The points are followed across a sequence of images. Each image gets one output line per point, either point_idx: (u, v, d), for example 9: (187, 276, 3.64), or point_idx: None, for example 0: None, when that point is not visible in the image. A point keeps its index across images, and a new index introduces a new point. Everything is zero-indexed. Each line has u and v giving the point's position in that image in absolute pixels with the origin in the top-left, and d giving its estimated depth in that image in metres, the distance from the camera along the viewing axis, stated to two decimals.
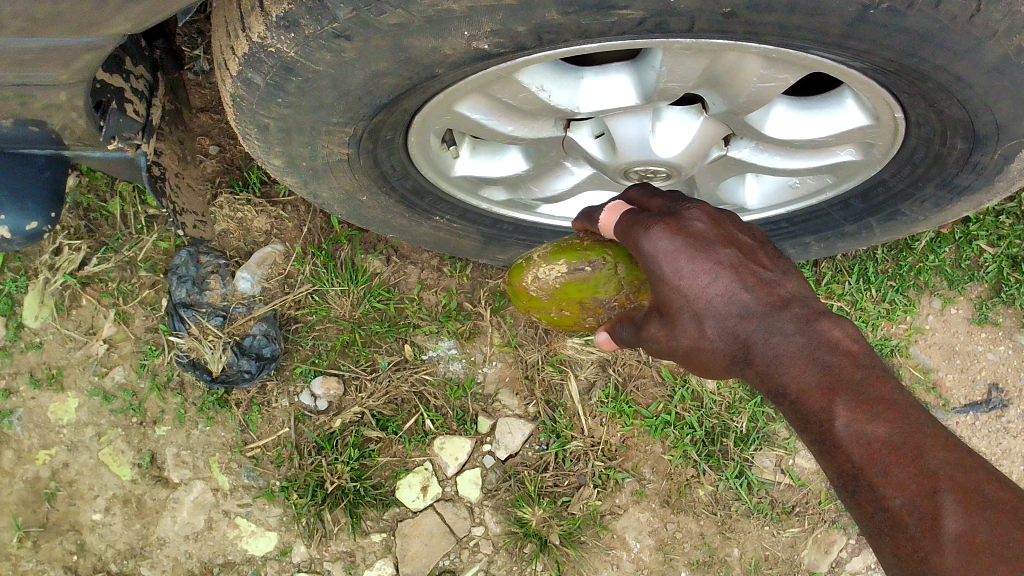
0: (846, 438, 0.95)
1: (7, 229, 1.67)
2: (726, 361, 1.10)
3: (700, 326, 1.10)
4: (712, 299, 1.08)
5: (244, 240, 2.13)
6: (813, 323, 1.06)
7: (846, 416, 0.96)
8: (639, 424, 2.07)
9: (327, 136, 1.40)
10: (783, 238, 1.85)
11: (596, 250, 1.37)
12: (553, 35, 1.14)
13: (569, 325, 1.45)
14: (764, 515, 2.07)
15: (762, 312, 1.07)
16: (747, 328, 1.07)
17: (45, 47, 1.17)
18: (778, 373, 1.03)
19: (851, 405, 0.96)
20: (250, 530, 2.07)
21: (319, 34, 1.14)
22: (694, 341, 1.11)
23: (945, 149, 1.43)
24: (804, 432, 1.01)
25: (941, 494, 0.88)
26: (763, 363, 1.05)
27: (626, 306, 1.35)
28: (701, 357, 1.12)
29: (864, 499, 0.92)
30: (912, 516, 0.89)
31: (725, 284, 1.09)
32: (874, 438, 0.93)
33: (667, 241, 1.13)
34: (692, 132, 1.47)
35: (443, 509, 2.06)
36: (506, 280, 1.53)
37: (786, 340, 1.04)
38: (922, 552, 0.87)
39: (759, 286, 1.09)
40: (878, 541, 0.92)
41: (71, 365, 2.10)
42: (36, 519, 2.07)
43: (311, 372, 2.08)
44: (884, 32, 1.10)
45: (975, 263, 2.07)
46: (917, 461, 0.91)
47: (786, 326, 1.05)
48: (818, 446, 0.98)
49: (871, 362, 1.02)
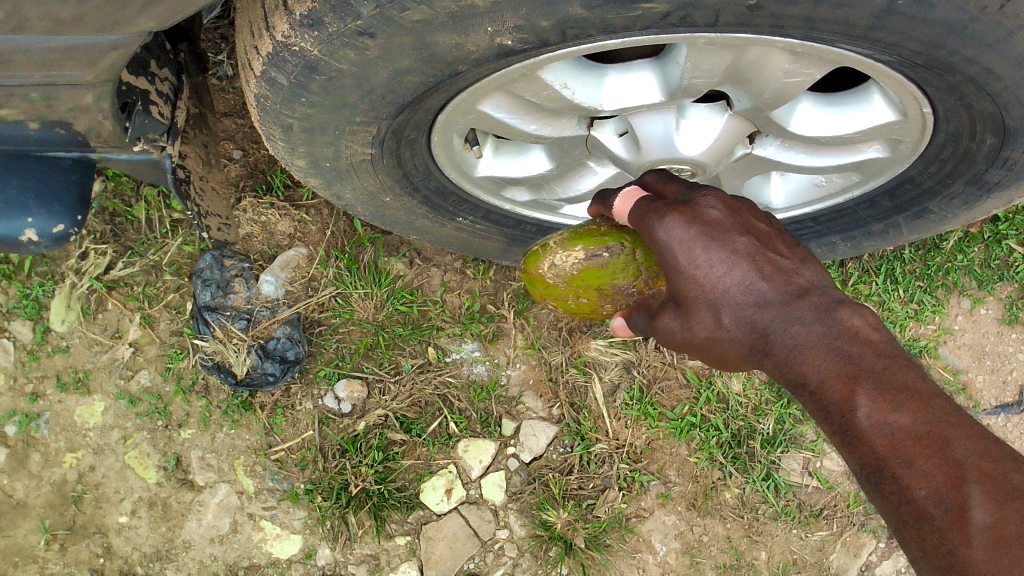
0: (869, 427, 0.93)
1: (34, 231, 1.67)
2: (744, 351, 1.09)
3: (716, 316, 1.09)
4: (729, 288, 1.08)
5: (268, 243, 2.14)
6: (833, 312, 1.05)
7: (868, 407, 0.94)
8: (664, 426, 2.05)
9: (350, 136, 1.40)
10: (808, 238, 1.83)
11: (613, 235, 1.37)
12: (576, 30, 1.13)
13: (585, 312, 1.44)
14: (792, 518, 2.05)
15: (779, 301, 1.06)
16: (765, 318, 1.06)
17: (70, 46, 1.18)
18: (797, 363, 1.02)
19: (873, 394, 0.95)
20: (275, 533, 2.07)
21: (343, 32, 1.14)
22: (711, 331, 1.11)
23: (974, 145, 1.41)
24: (825, 423, 1.00)
25: (968, 485, 0.87)
26: (782, 353, 1.04)
27: (644, 293, 1.36)
28: (719, 348, 1.11)
29: (888, 491, 0.91)
30: (937, 507, 0.87)
31: (741, 274, 1.08)
32: (897, 428, 0.92)
33: (681, 230, 1.12)
34: (716, 129, 1.46)
35: (467, 512, 2.06)
36: (521, 268, 1.50)
37: (805, 330, 1.04)
38: (948, 544, 0.86)
39: (776, 275, 1.08)
40: (904, 532, 0.91)
41: (97, 368, 2.11)
42: (63, 522, 2.09)
43: (335, 375, 2.08)
44: (912, 24, 1.09)
45: (1005, 262, 2.04)
46: (942, 452, 0.89)
47: (804, 315, 1.05)
48: (840, 436, 0.97)
49: (893, 350, 1.00)
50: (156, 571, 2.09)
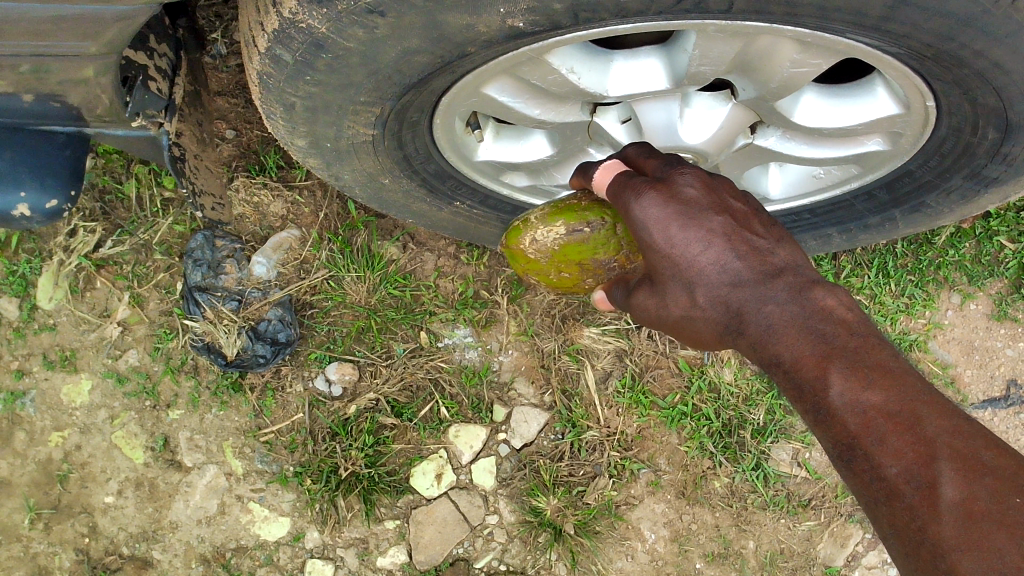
0: (841, 406, 0.92)
1: (27, 206, 1.66)
2: (717, 330, 1.09)
3: (691, 295, 1.10)
4: (704, 266, 1.08)
5: (260, 224, 2.12)
6: (807, 292, 1.04)
7: (840, 385, 0.93)
8: (655, 414, 2.06)
9: (353, 116, 1.39)
10: (804, 229, 1.84)
11: (594, 210, 1.36)
12: (589, 13, 1.13)
13: (567, 286, 1.44)
14: (780, 508, 2.06)
15: (753, 280, 1.06)
16: (739, 297, 1.06)
17: (73, 15, 1.16)
18: (770, 343, 1.01)
19: (846, 372, 0.93)
20: (263, 516, 2.06)
21: (353, 9, 1.13)
22: (686, 309, 1.12)
23: (975, 139, 1.42)
24: (798, 402, 0.98)
25: (938, 462, 0.84)
26: (755, 333, 1.04)
27: (625, 267, 1.35)
28: (693, 326, 1.12)
29: (860, 469, 0.89)
30: (908, 484, 0.85)
31: (717, 252, 1.08)
32: (869, 406, 0.90)
33: (658, 209, 1.13)
34: (720, 118, 1.46)
35: (457, 497, 2.06)
36: (503, 243, 1.50)
37: (779, 309, 1.03)
38: (918, 521, 0.83)
39: (751, 254, 1.08)
40: (876, 511, 0.88)
41: (85, 347, 2.09)
42: (48, 501, 2.07)
43: (326, 358, 2.07)
44: (924, 14, 1.09)
45: (995, 259, 2.05)
46: (915, 429, 0.87)
47: (778, 294, 1.04)
48: (812, 415, 0.95)
49: (867, 330, 0.99)
50: (142, 551, 2.08)
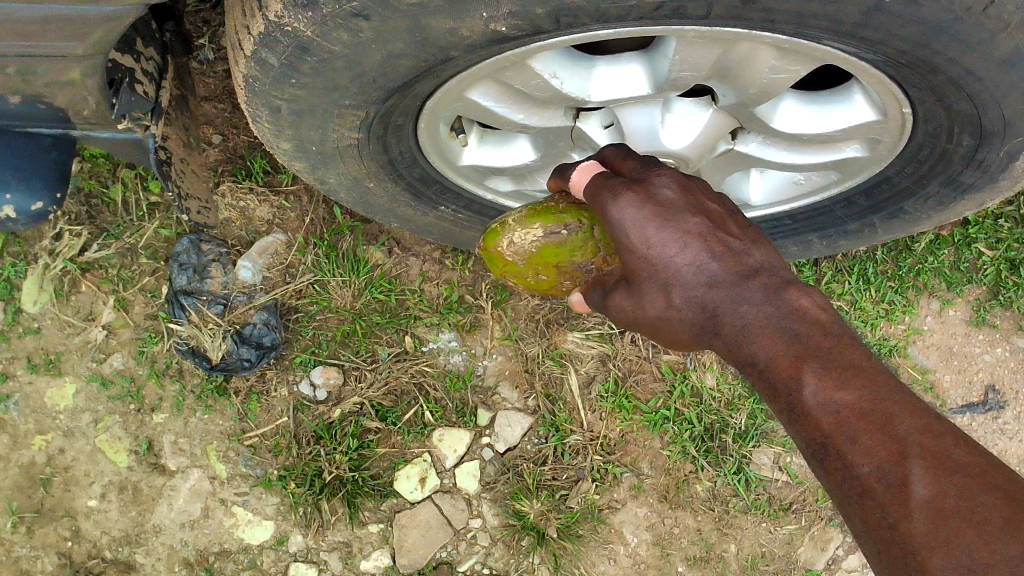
0: (814, 405, 0.94)
1: (13, 208, 1.67)
2: (695, 331, 1.11)
3: (668, 295, 1.11)
4: (680, 268, 1.10)
5: (246, 229, 2.13)
6: (781, 293, 1.06)
7: (814, 384, 0.95)
8: (638, 418, 2.06)
9: (338, 119, 1.40)
10: (785, 235, 1.86)
11: (571, 212, 1.38)
12: (571, 18, 1.15)
13: (545, 288, 1.45)
14: (762, 512, 2.07)
15: (729, 281, 1.08)
16: (715, 297, 1.08)
17: (60, 17, 1.17)
18: (747, 343, 1.03)
19: (819, 372, 0.95)
20: (247, 519, 2.07)
21: (338, 13, 1.15)
22: (663, 310, 1.13)
23: (951, 145, 1.45)
24: (774, 402, 1.00)
25: (908, 460, 0.85)
26: (731, 333, 1.05)
27: (603, 269, 1.37)
28: (670, 327, 1.14)
29: (832, 467, 0.91)
30: (879, 483, 0.86)
31: (693, 254, 1.10)
32: (842, 405, 0.92)
33: (634, 210, 1.15)
34: (701, 124, 1.48)
35: (441, 501, 2.06)
36: (480, 245, 1.51)
37: (755, 309, 1.05)
38: (889, 518, 0.84)
39: (727, 255, 1.10)
40: (848, 509, 0.90)
41: (69, 351, 2.09)
42: (31, 505, 2.07)
43: (311, 362, 2.08)
44: (898, 22, 1.12)
45: (974, 266, 2.08)
46: (885, 428, 0.89)
47: (753, 295, 1.06)
48: (787, 415, 0.97)
49: (840, 329, 1.01)
50: (125, 555, 2.07)
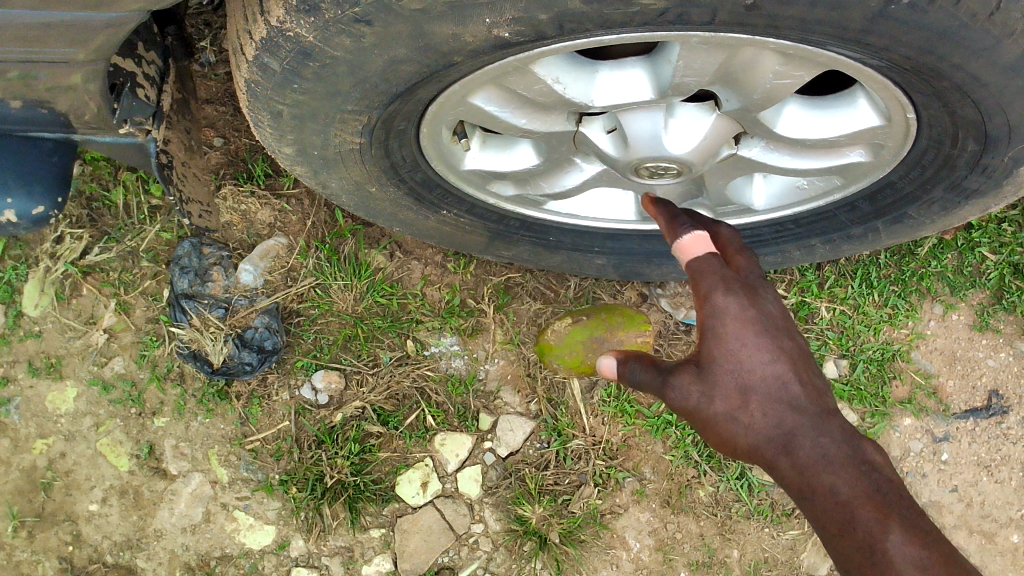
0: (898, 556, 0.97)
1: (14, 213, 1.66)
2: (757, 443, 1.10)
3: (745, 397, 1.11)
4: (766, 376, 1.11)
5: (247, 232, 2.13)
6: (858, 442, 1.09)
7: (901, 538, 0.99)
8: (641, 423, 2.05)
9: (340, 124, 1.39)
10: (788, 239, 1.85)
11: None
12: (574, 24, 1.14)
13: None
14: (764, 517, 2.04)
15: (814, 412, 1.10)
16: (796, 420, 1.09)
17: (61, 24, 1.17)
18: (824, 473, 1.05)
19: (907, 530, 1.00)
20: (248, 524, 2.06)
21: (340, 18, 1.14)
22: (732, 409, 1.12)
23: (954, 151, 1.44)
24: (839, 527, 1.02)
25: None
26: (807, 459, 1.07)
27: None
28: (729, 430, 1.12)
29: None
30: None
31: (782, 370, 1.12)
32: (927, 561, 0.97)
33: (740, 309, 1.15)
34: (704, 129, 1.46)
35: (443, 506, 2.05)
36: None
37: (835, 447, 1.07)
38: None
39: (812, 388, 1.13)
40: None
41: (70, 354, 2.09)
42: (32, 509, 2.06)
43: (312, 366, 2.07)
44: (904, 29, 1.11)
45: (977, 270, 2.06)
46: None
47: (835, 433, 1.08)
48: (857, 550, 1.00)
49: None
50: (126, 560, 2.06)
